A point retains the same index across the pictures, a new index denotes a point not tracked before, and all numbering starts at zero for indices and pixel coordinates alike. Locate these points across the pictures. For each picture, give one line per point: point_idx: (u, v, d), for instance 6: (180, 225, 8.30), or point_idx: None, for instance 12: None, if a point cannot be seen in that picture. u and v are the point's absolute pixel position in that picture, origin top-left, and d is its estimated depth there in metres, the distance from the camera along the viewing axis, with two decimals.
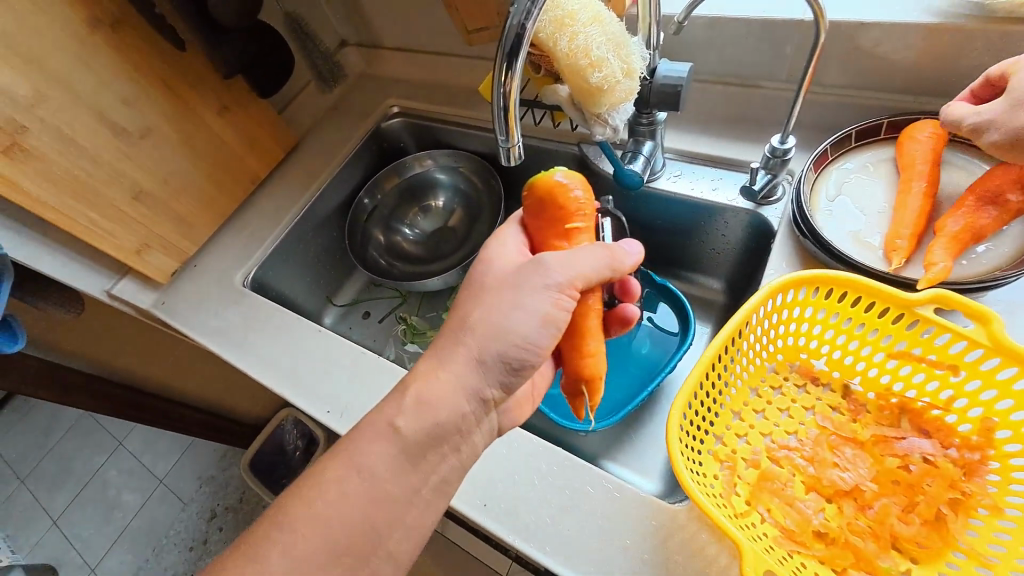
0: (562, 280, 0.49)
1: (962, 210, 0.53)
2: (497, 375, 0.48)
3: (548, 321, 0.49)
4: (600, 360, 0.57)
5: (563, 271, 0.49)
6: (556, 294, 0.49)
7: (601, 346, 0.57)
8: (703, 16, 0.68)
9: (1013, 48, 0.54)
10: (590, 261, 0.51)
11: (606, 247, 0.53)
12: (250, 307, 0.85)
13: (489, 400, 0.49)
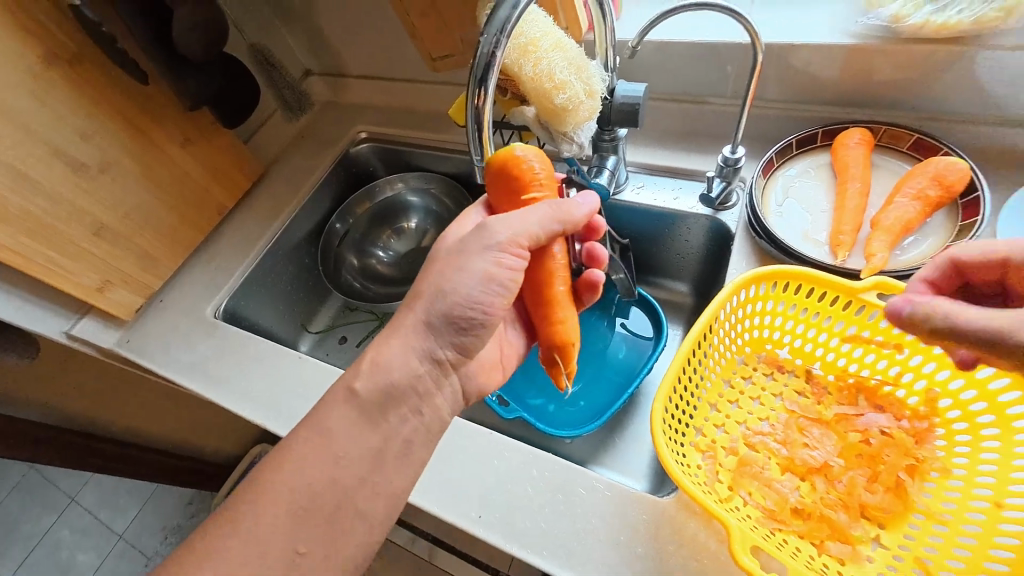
0: (504, 238, 0.50)
1: (893, 206, 0.60)
2: (448, 337, 0.49)
3: (491, 279, 0.49)
4: (571, 326, 0.59)
5: (506, 229, 0.50)
6: (498, 254, 0.50)
7: (571, 313, 0.59)
8: (652, 41, 0.74)
9: (921, 63, 0.62)
10: (534, 219, 0.51)
11: (552, 203, 0.53)
12: (223, 339, 0.83)
13: (443, 362, 0.50)
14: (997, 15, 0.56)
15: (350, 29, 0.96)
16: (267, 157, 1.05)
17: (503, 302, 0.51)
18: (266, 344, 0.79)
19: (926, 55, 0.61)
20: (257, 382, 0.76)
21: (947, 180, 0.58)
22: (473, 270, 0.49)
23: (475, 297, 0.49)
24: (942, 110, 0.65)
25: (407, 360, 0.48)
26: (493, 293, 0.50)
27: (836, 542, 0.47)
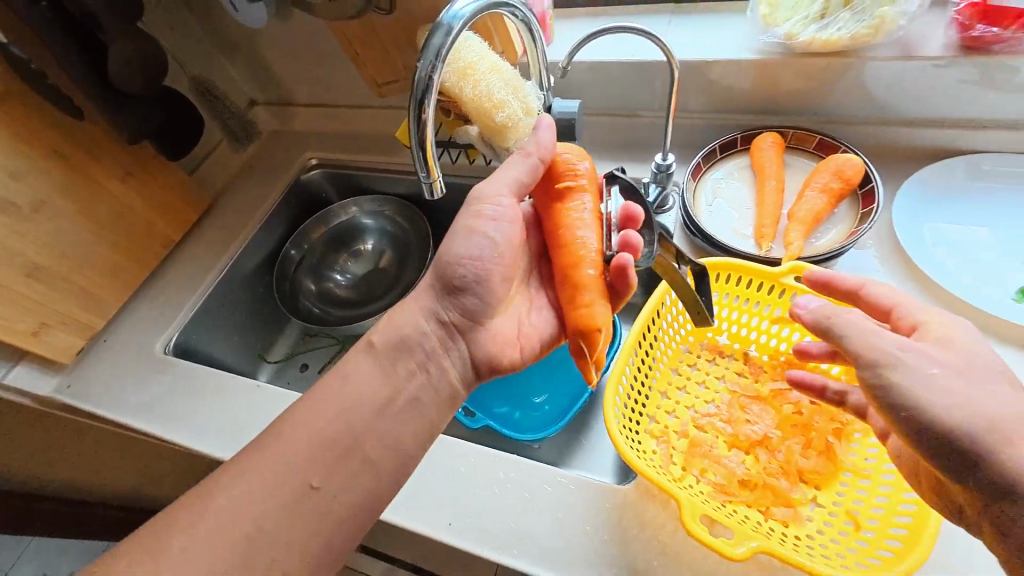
0: (487, 193, 0.54)
1: (806, 198, 0.66)
2: (445, 294, 0.53)
3: (474, 233, 0.53)
4: (598, 310, 0.53)
5: (489, 189, 0.54)
6: (476, 208, 0.54)
7: (600, 299, 0.54)
8: (583, 62, 0.79)
9: (815, 73, 0.70)
10: (510, 173, 0.55)
11: (527, 154, 0.55)
12: (175, 374, 0.80)
13: (447, 323, 0.54)
14: (867, 32, 0.64)
15: (294, 59, 0.98)
16: (214, 188, 1.04)
17: (489, 257, 0.53)
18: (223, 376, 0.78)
19: (819, 66, 0.69)
20: (215, 416, 0.74)
21: (847, 174, 0.66)
22: (464, 224, 0.53)
23: (467, 253, 0.52)
24: (837, 114, 0.74)
25: (413, 314, 0.54)
26: (484, 250, 0.53)
27: (779, 506, 0.51)
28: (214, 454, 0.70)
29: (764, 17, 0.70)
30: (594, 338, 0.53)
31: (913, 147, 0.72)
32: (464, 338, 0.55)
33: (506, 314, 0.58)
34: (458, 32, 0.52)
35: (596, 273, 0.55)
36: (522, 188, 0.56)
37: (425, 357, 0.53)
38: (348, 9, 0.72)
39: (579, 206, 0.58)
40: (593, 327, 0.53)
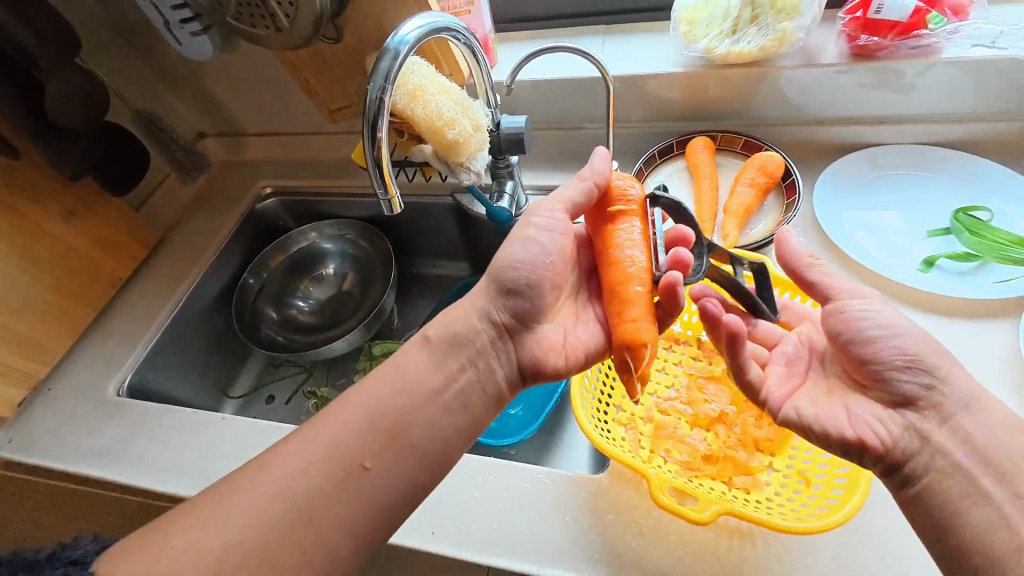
0: (537, 208, 0.57)
1: (737, 193, 0.73)
2: (498, 296, 0.55)
3: (523, 240, 0.55)
4: (644, 326, 0.52)
5: (546, 206, 0.57)
6: (530, 221, 0.56)
7: (646, 313, 0.53)
8: (527, 80, 0.84)
9: (735, 82, 0.78)
10: (564, 191, 0.58)
11: (582, 175, 0.57)
12: (133, 416, 0.77)
13: (498, 324, 0.56)
14: (773, 44, 0.72)
15: (241, 90, 0.98)
16: (164, 222, 1.01)
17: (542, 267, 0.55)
18: (187, 413, 0.76)
19: (738, 75, 0.77)
20: (180, 454, 0.72)
21: (769, 169, 0.73)
22: (518, 232, 0.56)
23: (521, 258, 0.54)
24: (758, 117, 0.81)
25: (468, 309, 0.56)
26: (535, 256, 0.54)
27: (739, 475, 0.55)
28: (181, 494, 0.68)
29: (685, 35, 0.77)
30: (638, 353, 0.52)
31: (826, 142, 0.80)
32: (513, 340, 0.56)
33: (553, 321, 0.58)
34: (404, 57, 0.55)
35: (642, 288, 0.54)
36: (570, 206, 0.57)
37: (475, 353, 0.55)
38: (295, 37, 0.71)
39: (627, 224, 0.57)
40: (638, 343, 0.52)
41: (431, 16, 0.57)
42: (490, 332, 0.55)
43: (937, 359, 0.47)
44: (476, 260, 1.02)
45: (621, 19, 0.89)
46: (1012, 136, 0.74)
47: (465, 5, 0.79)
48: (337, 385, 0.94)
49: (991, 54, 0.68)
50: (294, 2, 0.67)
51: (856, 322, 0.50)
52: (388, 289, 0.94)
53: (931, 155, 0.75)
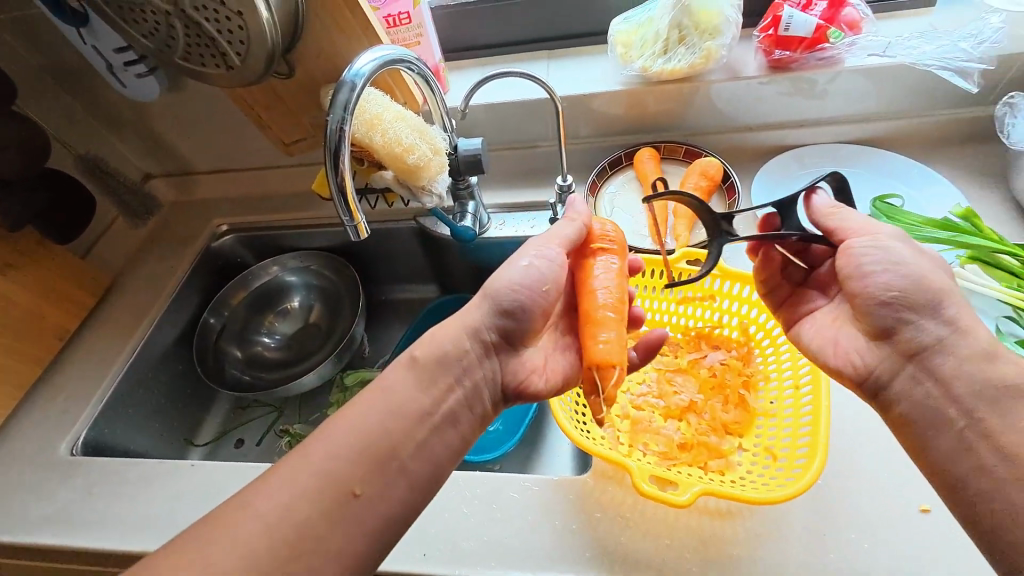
0: (533, 241, 0.59)
1: (684, 197, 0.79)
2: (491, 315, 0.56)
3: (515, 263, 0.57)
4: (614, 349, 0.56)
5: (542, 239, 0.59)
6: (530, 250, 0.58)
7: (615, 336, 0.57)
8: (479, 104, 0.88)
9: (672, 97, 0.84)
10: (559, 226, 0.61)
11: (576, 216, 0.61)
12: (91, 474, 0.73)
13: (486, 343, 0.56)
14: (700, 61, 0.79)
15: (190, 128, 0.97)
16: (113, 268, 0.97)
17: (536, 294, 0.56)
18: (152, 465, 0.73)
19: (674, 90, 0.83)
20: (144, 511, 0.69)
21: (710, 172, 0.79)
22: (514, 258, 0.57)
23: (514, 281, 0.55)
24: (695, 127, 0.88)
25: (457, 327, 0.56)
26: (530, 281, 0.55)
27: (714, 459, 0.58)
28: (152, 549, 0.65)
29: (621, 56, 0.84)
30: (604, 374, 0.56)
31: (756, 146, 0.87)
32: (499, 359, 0.58)
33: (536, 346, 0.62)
34: (361, 88, 0.57)
35: (613, 316, 0.58)
36: (562, 241, 0.59)
37: (462, 373, 0.55)
38: (247, 74, 0.71)
39: (604, 260, 0.61)
40: (606, 365, 0.56)
41: (384, 49, 0.60)
42: (479, 351, 0.56)
43: (925, 302, 0.49)
44: (443, 281, 1.03)
45: (562, 44, 0.95)
46: (910, 132, 0.84)
47: (414, 37, 0.82)
48: (311, 420, 0.92)
49: (883, 62, 0.77)
50: (245, 41, 0.66)
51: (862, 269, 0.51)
52: (357, 318, 0.94)
53: (847, 152, 0.83)
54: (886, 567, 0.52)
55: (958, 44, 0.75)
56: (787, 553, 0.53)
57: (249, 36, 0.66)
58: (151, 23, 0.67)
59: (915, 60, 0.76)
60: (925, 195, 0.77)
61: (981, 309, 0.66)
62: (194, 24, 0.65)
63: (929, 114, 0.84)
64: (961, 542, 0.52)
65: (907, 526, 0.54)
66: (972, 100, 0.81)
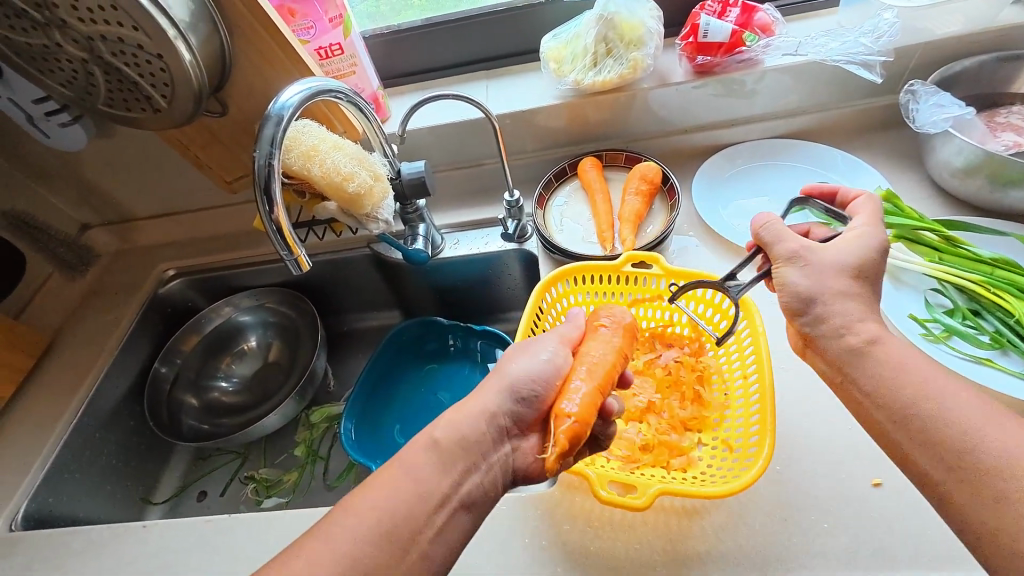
0: (536, 337, 0.59)
1: (629, 201, 0.80)
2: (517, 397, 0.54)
3: (523, 354, 0.56)
4: (574, 399, 0.52)
5: (546, 333, 0.59)
6: (541, 346, 0.57)
7: (581, 388, 0.53)
8: (421, 128, 0.88)
9: (607, 106, 0.86)
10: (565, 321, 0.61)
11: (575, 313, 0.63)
12: (34, 550, 0.68)
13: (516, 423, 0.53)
14: (629, 71, 0.82)
15: (126, 174, 0.94)
16: (53, 326, 0.93)
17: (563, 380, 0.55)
18: (101, 531, 0.69)
19: (608, 100, 0.86)
20: None
21: (648, 176, 0.81)
22: (525, 347, 0.58)
23: (527, 371, 0.54)
24: (635, 133, 0.91)
25: (474, 406, 0.52)
26: (539, 371, 0.55)
27: (675, 457, 0.60)
28: None
29: (555, 71, 0.86)
30: (556, 421, 0.51)
31: (693, 148, 0.91)
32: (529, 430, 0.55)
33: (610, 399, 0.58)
34: (288, 121, 0.57)
35: (586, 376, 0.54)
36: (562, 333, 0.60)
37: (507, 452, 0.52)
38: (176, 115, 0.70)
39: (603, 336, 0.60)
40: (561, 414, 0.51)
41: (311, 80, 0.60)
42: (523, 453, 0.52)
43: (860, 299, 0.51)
44: (405, 305, 1.02)
45: (500, 64, 0.98)
46: (831, 124, 0.89)
47: (348, 67, 0.82)
48: (277, 463, 0.88)
49: (797, 61, 0.82)
50: (169, 83, 0.65)
51: None
52: (318, 351, 0.91)
53: (779, 147, 0.87)
54: (848, 543, 0.53)
55: (859, 40, 0.80)
56: (753, 543, 0.54)
57: (171, 78, 0.64)
58: (68, 72, 0.65)
59: (825, 56, 0.80)
60: (852, 182, 0.81)
61: (911, 284, 0.70)
62: (113, 69, 0.64)
63: (846, 105, 0.88)
64: (915, 509, 0.54)
65: (862, 499, 0.55)
66: (881, 89, 0.87)
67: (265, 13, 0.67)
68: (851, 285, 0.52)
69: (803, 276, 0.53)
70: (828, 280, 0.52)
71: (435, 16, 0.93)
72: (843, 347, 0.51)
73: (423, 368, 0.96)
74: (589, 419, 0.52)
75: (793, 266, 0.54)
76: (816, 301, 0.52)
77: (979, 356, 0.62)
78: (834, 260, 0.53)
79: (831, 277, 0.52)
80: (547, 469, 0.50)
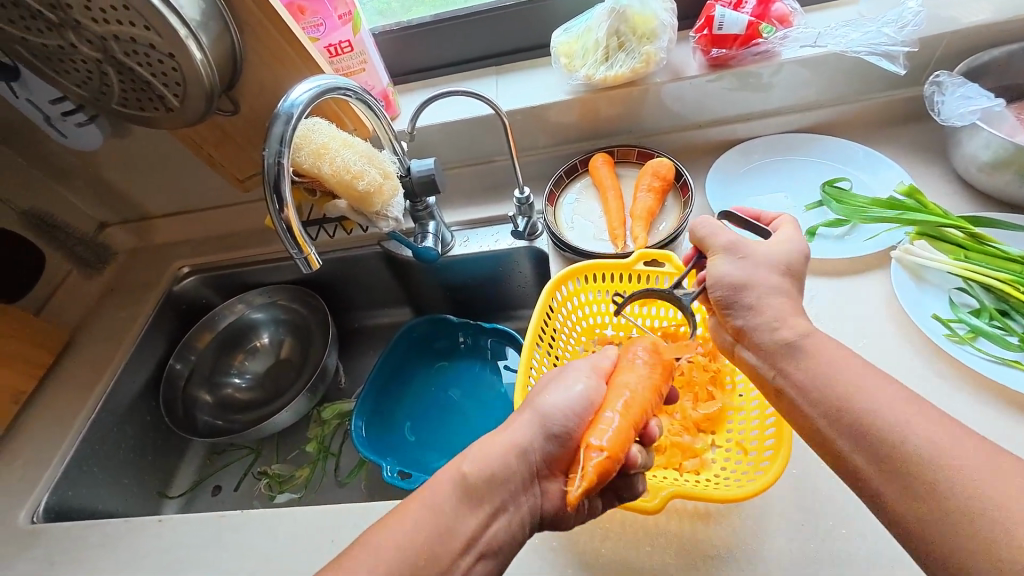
0: (571, 364, 0.58)
1: (642, 197, 0.79)
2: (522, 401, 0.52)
3: (561, 383, 0.55)
4: (607, 431, 0.50)
5: (583, 361, 0.58)
6: (578, 375, 0.56)
7: (613, 420, 0.51)
8: (431, 126, 0.88)
9: (620, 100, 0.85)
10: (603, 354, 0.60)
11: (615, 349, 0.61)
12: (54, 543, 0.70)
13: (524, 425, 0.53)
14: (641, 66, 0.81)
15: (141, 173, 0.95)
16: (74, 320, 0.94)
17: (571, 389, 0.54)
18: (118, 525, 0.70)
19: (620, 94, 0.84)
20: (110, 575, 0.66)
21: (661, 172, 0.80)
22: (556, 377, 0.56)
23: (561, 399, 0.53)
24: (647, 128, 0.89)
25: None
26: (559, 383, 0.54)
27: (688, 459, 0.59)
28: None
29: (566, 66, 0.85)
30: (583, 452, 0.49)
31: (707, 143, 0.89)
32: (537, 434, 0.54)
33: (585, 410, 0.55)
34: (298, 118, 0.57)
35: (620, 411, 0.52)
36: (595, 361, 0.58)
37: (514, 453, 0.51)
38: (188, 115, 0.70)
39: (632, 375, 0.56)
40: (590, 446, 0.49)
41: (321, 78, 0.59)
42: (531, 462, 0.51)
43: None
44: (415, 303, 1.02)
45: (510, 59, 0.97)
46: (851, 117, 0.87)
47: (358, 64, 0.82)
48: (290, 459, 0.89)
49: (816, 53, 0.79)
50: (181, 83, 0.65)
51: (787, 299, 0.52)
52: (329, 348, 0.92)
53: (797, 141, 0.85)
54: (867, 551, 0.51)
55: (882, 30, 0.77)
56: (766, 548, 0.53)
57: (183, 78, 0.65)
58: (83, 72, 0.66)
59: (845, 48, 0.78)
60: (873, 178, 0.79)
61: (934, 283, 0.68)
62: (125, 68, 0.64)
63: (867, 98, 0.86)
64: None
65: None
66: (903, 81, 0.84)
67: (276, 13, 0.67)
68: (783, 283, 0.52)
69: (737, 267, 0.53)
70: (764, 275, 0.52)
71: (445, 12, 0.93)
72: (775, 341, 0.50)
73: (433, 366, 0.96)
74: (618, 454, 0.49)
75: (729, 257, 0.54)
76: (748, 292, 0.52)
77: (1007, 358, 0.60)
78: (767, 257, 0.53)
79: (764, 271, 0.52)
80: (568, 501, 0.47)
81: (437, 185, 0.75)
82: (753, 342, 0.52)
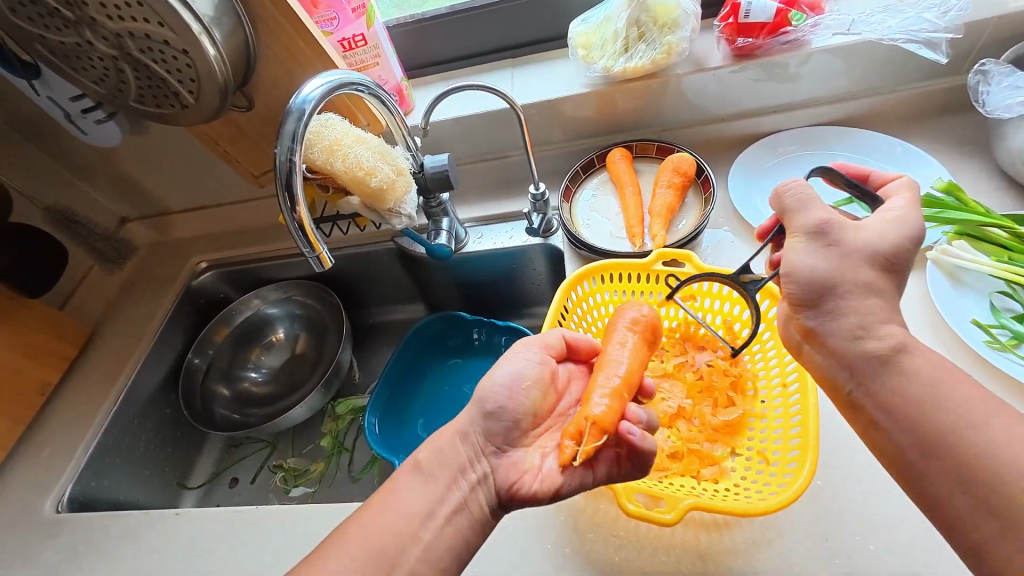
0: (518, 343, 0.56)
1: (661, 194, 0.76)
2: None
3: (516, 358, 0.54)
4: (599, 404, 0.52)
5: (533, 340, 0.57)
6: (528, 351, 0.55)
7: (604, 397, 0.53)
8: (445, 120, 0.86)
9: (640, 93, 0.82)
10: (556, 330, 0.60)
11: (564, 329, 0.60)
12: (76, 533, 0.72)
13: None
14: (662, 57, 0.78)
15: (160, 169, 0.96)
16: (95, 313, 0.96)
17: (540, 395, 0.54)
18: (138, 517, 0.72)
19: (641, 87, 0.81)
20: (129, 567, 0.67)
21: (681, 168, 0.77)
22: (505, 354, 0.56)
23: (506, 378, 0.52)
24: (667, 121, 0.86)
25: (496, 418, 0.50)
26: None
27: (706, 467, 0.57)
28: None
29: (583, 58, 0.83)
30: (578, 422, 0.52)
31: (730, 137, 0.86)
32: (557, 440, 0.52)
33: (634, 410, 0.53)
34: (309, 115, 0.56)
35: (612, 385, 0.54)
36: (545, 341, 0.57)
37: None
38: (203, 111, 0.70)
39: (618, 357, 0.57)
40: (587, 417, 0.51)
41: (333, 73, 0.58)
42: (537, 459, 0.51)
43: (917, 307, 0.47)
44: (429, 300, 1.01)
45: (526, 51, 0.94)
46: (884, 109, 0.82)
47: (371, 58, 0.81)
48: (305, 453, 0.90)
49: (850, 40, 0.75)
50: (195, 79, 0.65)
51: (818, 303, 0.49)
52: (343, 344, 0.92)
53: (827, 134, 0.81)
54: (899, 567, 0.49)
55: (923, 16, 0.73)
56: (790, 560, 0.51)
57: (197, 74, 0.64)
58: (100, 69, 0.66)
59: (881, 35, 0.74)
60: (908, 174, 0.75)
61: (972, 285, 0.64)
62: (141, 66, 0.64)
63: (903, 88, 0.81)
64: None
65: (916, 521, 0.51)
66: (943, 70, 0.80)
67: (290, 8, 0.66)
68: (874, 275, 0.48)
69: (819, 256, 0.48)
70: (855, 267, 0.47)
71: (460, 3, 0.90)
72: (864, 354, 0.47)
73: (446, 363, 0.95)
74: (611, 423, 0.51)
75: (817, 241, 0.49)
76: (827, 291, 0.48)
77: None
78: (865, 244, 0.48)
79: (816, 273, 0.49)
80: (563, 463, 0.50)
81: (450, 181, 0.73)
82: (826, 342, 0.50)
